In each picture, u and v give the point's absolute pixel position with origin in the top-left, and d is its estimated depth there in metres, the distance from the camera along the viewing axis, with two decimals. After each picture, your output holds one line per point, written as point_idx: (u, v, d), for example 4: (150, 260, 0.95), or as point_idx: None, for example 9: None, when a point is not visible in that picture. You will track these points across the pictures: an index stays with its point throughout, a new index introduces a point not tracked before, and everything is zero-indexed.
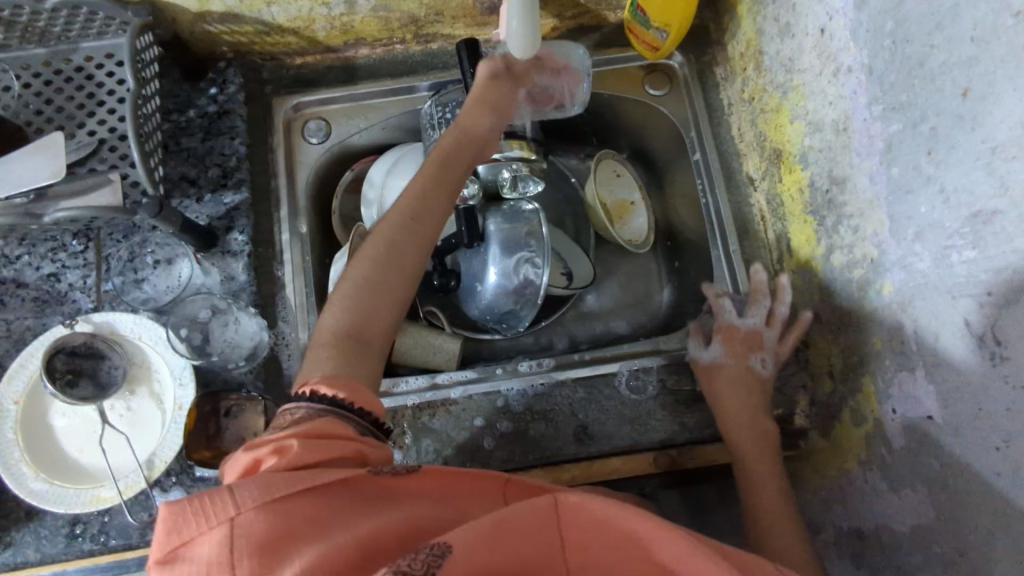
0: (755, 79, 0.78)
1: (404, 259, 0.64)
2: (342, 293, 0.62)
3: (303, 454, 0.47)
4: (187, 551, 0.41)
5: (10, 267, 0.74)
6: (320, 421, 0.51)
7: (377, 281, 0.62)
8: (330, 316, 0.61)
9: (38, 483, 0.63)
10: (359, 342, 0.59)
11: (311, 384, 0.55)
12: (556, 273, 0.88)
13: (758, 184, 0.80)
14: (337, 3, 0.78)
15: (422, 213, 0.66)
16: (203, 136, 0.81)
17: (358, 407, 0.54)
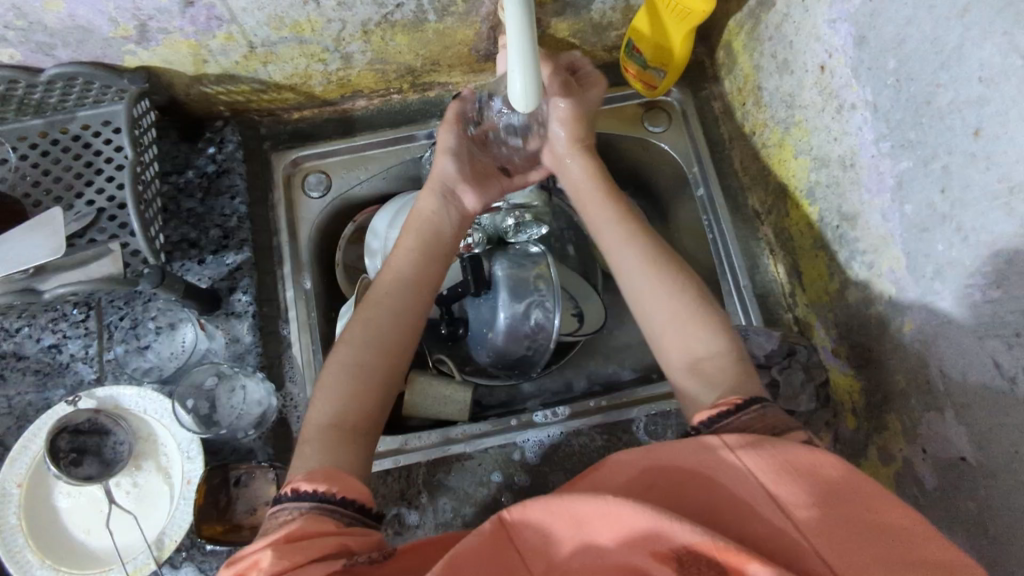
0: (756, 114, 0.77)
1: (388, 340, 0.63)
2: (327, 384, 0.61)
3: (281, 561, 0.46)
4: None
5: (9, 340, 0.73)
6: (299, 520, 0.49)
7: (363, 362, 0.62)
8: (317, 408, 0.60)
9: (43, 569, 0.61)
10: (349, 431, 0.58)
11: (292, 482, 0.52)
12: (568, 314, 0.86)
13: (765, 218, 0.79)
14: (333, 60, 0.78)
15: (408, 281, 0.67)
16: (203, 197, 0.80)
17: (346, 496, 0.52)
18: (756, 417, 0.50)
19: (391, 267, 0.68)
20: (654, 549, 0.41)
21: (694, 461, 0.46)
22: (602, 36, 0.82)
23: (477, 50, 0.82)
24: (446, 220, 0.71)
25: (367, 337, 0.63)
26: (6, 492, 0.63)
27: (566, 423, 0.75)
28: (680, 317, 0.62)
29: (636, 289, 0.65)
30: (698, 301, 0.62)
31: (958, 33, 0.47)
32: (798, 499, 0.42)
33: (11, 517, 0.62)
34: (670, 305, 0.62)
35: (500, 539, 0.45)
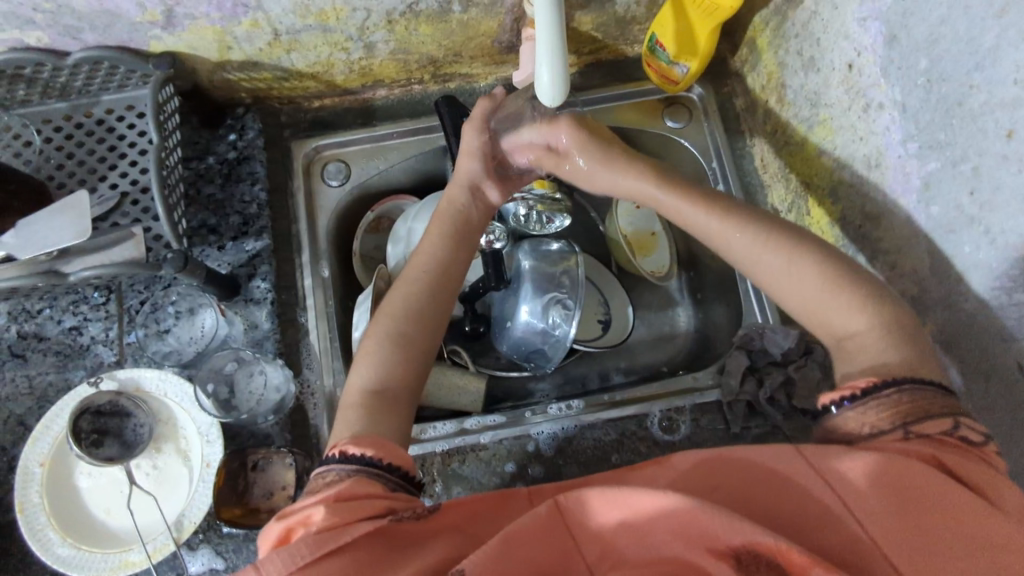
0: (779, 111, 0.77)
1: (427, 315, 0.64)
2: (368, 352, 0.61)
3: (329, 519, 0.47)
4: None
5: (31, 322, 0.74)
6: (348, 481, 0.49)
7: (403, 334, 0.62)
8: (358, 375, 0.61)
9: (64, 547, 0.61)
10: (392, 407, 0.59)
11: (341, 444, 0.53)
12: (593, 319, 0.89)
13: (785, 216, 0.79)
14: (356, 49, 0.78)
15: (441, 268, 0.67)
16: (223, 183, 0.81)
17: (390, 462, 0.52)
18: (890, 403, 0.49)
19: (423, 254, 0.68)
20: (711, 546, 0.42)
21: (762, 469, 0.48)
22: (625, 29, 0.82)
23: (500, 41, 0.81)
24: (474, 208, 0.72)
25: (405, 318, 0.63)
26: (29, 471, 0.63)
27: (580, 416, 0.76)
28: (823, 296, 0.57)
29: (782, 285, 0.60)
30: (830, 270, 0.58)
31: (994, 34, 0.47)
32: (869, 505, 0.43)
33: (34, 495, 0.63)
34: (805, 289, 0.58)
35: (553, 521, 0.47)
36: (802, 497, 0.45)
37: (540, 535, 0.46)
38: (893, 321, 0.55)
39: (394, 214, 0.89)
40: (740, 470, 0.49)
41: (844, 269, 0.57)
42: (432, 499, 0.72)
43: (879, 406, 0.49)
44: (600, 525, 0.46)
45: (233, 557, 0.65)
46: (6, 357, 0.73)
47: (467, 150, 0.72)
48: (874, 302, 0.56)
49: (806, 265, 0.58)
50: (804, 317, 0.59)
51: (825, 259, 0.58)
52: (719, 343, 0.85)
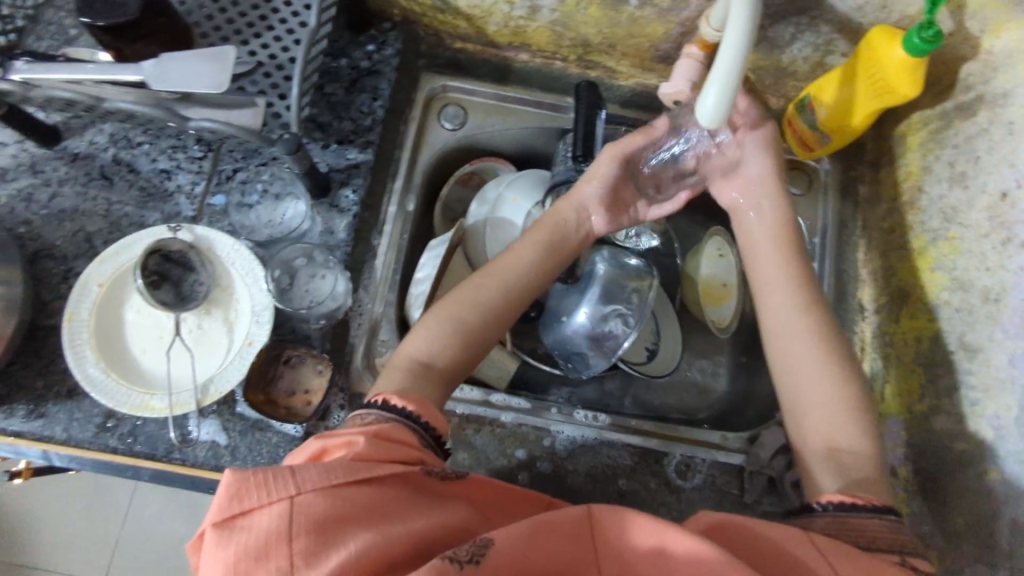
0: (904, 213, 0.75)
1: (496, 310, 0.66)
2: (427, 326, 0.64)
3: (365, 449, 0.49)
4: (245, 520, 0.42)
5: (129, 152, 0.76)
6: (387, 425, 0.52)
7: (467, 322, 0.64)
8: (410, 342, 0.63)
9: (95, 368, 0.63)
10: (436, 384, 0.61)
11: (383, 394, 0.56)
12: (641, 346, 0.88)
13: (870, 316, 0.77)
14: (521, 6, 0.78)
15: (525, 273, 0.68)
16: (347, 87, 0.81)
17: (427, 422, 0.54)
18: (889, 526, 0.51)
19: (515, 254, 0.69)
20: None
21: (772, 545, 0.47)
22: (780, 80, 0.81)
23: (657, 49, 0.80)
24: (579, 228, 0.72)
25: (476, 300, 0.65)
26: (87, 287, 0.65)
27: (603, 431, 0.76)
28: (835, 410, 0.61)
29: (797, 376, 0.64)
30: (852, 394, 0.61)
31: None
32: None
33: (83, 311, 0.64)
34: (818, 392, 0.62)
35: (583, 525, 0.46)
36: None
37: (568, 534, 0.45)
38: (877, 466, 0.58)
39: (487, 174, 0.89)
40: (745, 539, 0.48)
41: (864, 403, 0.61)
42: None
43: (881, 526, 0.51)
44: (625, 538, 0.45)
45: (236, 437, 0.66)
46: (94, 175, 0.75)
47: (597, 174, 0.72)
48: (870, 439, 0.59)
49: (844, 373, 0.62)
50: (804, 415, 0.62)
51: (855, 386, 0.62)
52: (755, 412, 0.85)
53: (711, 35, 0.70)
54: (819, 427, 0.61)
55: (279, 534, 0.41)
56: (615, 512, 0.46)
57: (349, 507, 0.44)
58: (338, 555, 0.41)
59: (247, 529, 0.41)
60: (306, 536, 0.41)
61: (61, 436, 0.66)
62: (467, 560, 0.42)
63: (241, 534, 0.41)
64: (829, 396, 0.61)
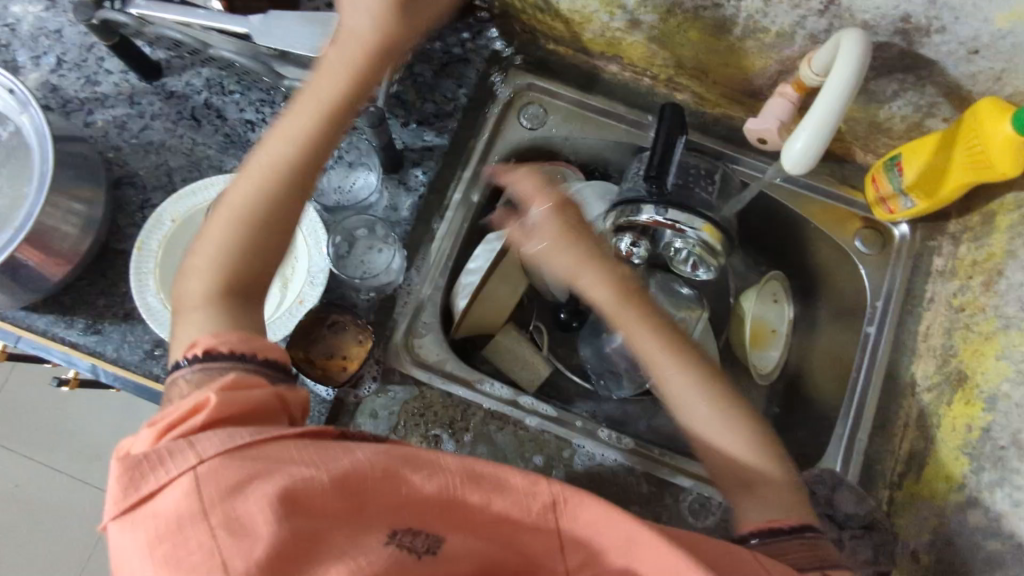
0: (978, 294, 0.72)
1: (282, 218, 0.57)
2: (207, 249, 0.56)
3: (217, 408, 0.45)
4: (149, 504, 0.39)
5: (220, 98, 0.79)
6: (229, 376, 0.49)
7: (247, 236, 0.56)
8: (197, 276, 0.56)
9: (156, 299, 0.66)
10: (238, 295, 0.56)
11: (195, 346, 0.52)
12: None
13: (921, 391, 0.75)
14: (621, 18, 0.78)
15: (289, 163, 0.57)
16: (436, 71, 0.82)
17: (260, 355, 0.52)
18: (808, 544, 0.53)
19: (271, 136, 0.58)
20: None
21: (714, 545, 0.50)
22: (872, 134, 0.78)
23: (749, 82, 0.79)
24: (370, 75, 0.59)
25: (246, 198, 0.57)
26: (161, 221, 0.68)
27: (625, 454, 0.75)
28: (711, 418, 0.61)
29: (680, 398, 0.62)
30: (710, 388, 0.61)
31: None
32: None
33: (153, 243, 0.68)
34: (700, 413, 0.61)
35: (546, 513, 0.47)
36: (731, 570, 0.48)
37: (528, 522, 0.46)
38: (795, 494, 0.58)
39: None
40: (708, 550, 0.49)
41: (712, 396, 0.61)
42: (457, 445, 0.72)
43: (800, 546, 0.53)
44: (588, 531, 0.47)
45: None
46: (184, 114, 0.78)
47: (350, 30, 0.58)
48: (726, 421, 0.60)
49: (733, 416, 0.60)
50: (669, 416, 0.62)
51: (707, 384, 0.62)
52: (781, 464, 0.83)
53: (810, 78, 0.68)
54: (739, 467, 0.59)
55: (185, 513, 0.39)
56: (583, 505, 0.47)
57: (264, 465, 0.41)
58: (268, 517, 0.39)
59: (154, 513, 0.39)
60: (220, 505, 0.39)
61: (112, 354, 0.69)
62: (423, 554, 0.44)
63: (149, 519, 0.39)
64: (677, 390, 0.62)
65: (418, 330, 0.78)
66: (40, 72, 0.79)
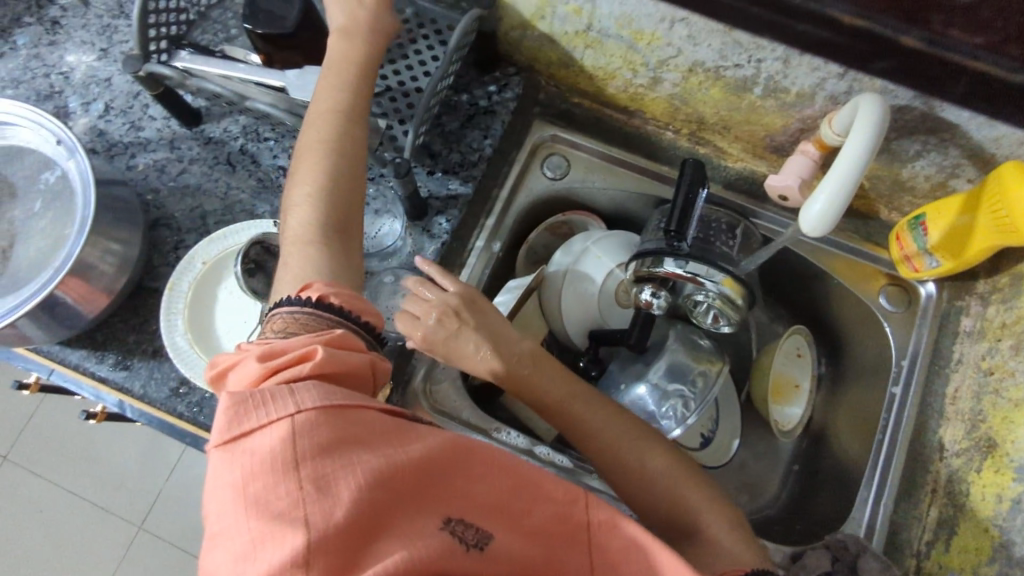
0: (1007, 357, 0.71)
1: (359, 158, 0.63)
2: (313, 188, 0.61)
3: (322, 362, 0.48)
4: (250, 442, 0.40)
5: (255, 144, 0.82)
6: (338, 333, 0.52)
7: (339, 179, 0.62)
8: (297, 217, 0.61)
9: (183, 338, 0.68)
10: (330, 237, 0.61)
11: (316, 290, 0.55)
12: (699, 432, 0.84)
13: (948, 456, 0.73)
14: (644, 75, 0.80)
15: (348, 107, 0.63)
16: (463, 122, 0.85)
17: (360, 318, 0.56)
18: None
19: (320, 96, 0.63)
20: None
21: None
22: (895, 192, 0.78)
23: (771, 138, 0.80)
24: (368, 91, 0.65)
25: (332, 146, 0.62)
26: (192, 262, 0.71)
27: None
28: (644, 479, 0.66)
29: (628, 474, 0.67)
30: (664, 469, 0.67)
31: None
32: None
33: (184, 283, 0.70)
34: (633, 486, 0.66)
35: (579, 531, 0.49)
36: None
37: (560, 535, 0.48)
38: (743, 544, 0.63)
39: (577, 227, 0.92)
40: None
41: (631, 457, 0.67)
42: None
43: None
44: (619, 555, 0.49)
45: None
46: (221, 160, 0.82)
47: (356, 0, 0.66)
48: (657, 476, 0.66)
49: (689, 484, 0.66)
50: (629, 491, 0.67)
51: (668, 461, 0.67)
52: (803, 524, 0.81)
53: (830, 138, 0.68)
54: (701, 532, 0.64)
55: (280, 457, 0.40)
56: (616, 533, 0.49)
57: (346, 427, 0.42)
58: (343, 480, 0.40)
59: (253, 452, 0.40)
60: (314, 460, 0.40)
61: (138, 391, 0.71)
62: (474, 546, 0.43)
63: (245, 456, 0.40)
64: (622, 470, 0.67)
65: (436, 375, 0.78)
66: (89, 118, 0.83)
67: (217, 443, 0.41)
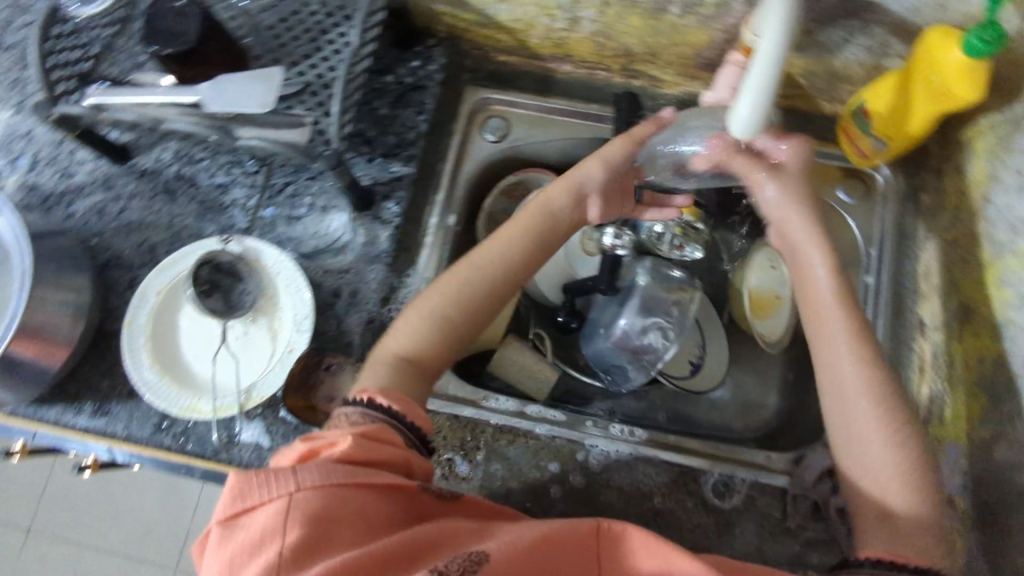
0: (968, 225, 0.71)
1: (470, 297, 0.65)
2: (413, 319, 0.64)
3: (356, 451, 0.52)
4: (249, 517, 0.47)
5: (190, 167, 0.81)
6: (375, 424, 0.55)
7: (446, 314, 0.64)
8: (392, 339, 0.64)
9: (151, 372, 0.69)
10: (385, 360, 0.62)
11: (367, 390, 0.58)
12: (685, 359, 0.87)
13: (929, 333, 0.73)
14: (561, 18, 0.78)
15: (516, 261, 0.67)
16: (393, 103, 0.84)
17: (409, 420, 0.57)
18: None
19: (503, 239, 0.68)
20: None
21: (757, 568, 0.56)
22: (834, 85, 0.77)
23: (701, 56, 0.79)
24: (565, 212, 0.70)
25: (460, 294, 0.65)
26: (146, 295, 0.71)
27: (638, 447, 0.75)
28: (877, 434, 0.57)
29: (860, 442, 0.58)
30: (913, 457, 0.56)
31: None
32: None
33: (142, 317, 0.71)
34: (861, 410, 0.58)
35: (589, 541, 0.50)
36: None
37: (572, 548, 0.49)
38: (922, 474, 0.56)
39: (532, 184, 0.90)
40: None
41: (907, 424, 0.57)
42: (471, 465, 0.73)
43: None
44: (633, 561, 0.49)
45: (278, 441, 0.69)
46: (159, 189, 0.80)
47: (599, 156, 0.70)
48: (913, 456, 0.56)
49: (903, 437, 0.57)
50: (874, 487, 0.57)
51: (913, 448, 0.56)
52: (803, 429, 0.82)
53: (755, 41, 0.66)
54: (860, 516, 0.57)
55: (272, 530, 0.46)
56: (627, 534, 0.50)
57: (351, 507, 0.49)
58: (337, 550, 0.47)
59: (249, 527, 0.47)
60: (298, 531, 0.46)
61: (122, 433, 0.71)
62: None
63: (242, 531, 0.47)
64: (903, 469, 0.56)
65: None
66: (17, 175, 0.81)
67: (221, 519, 0.48)
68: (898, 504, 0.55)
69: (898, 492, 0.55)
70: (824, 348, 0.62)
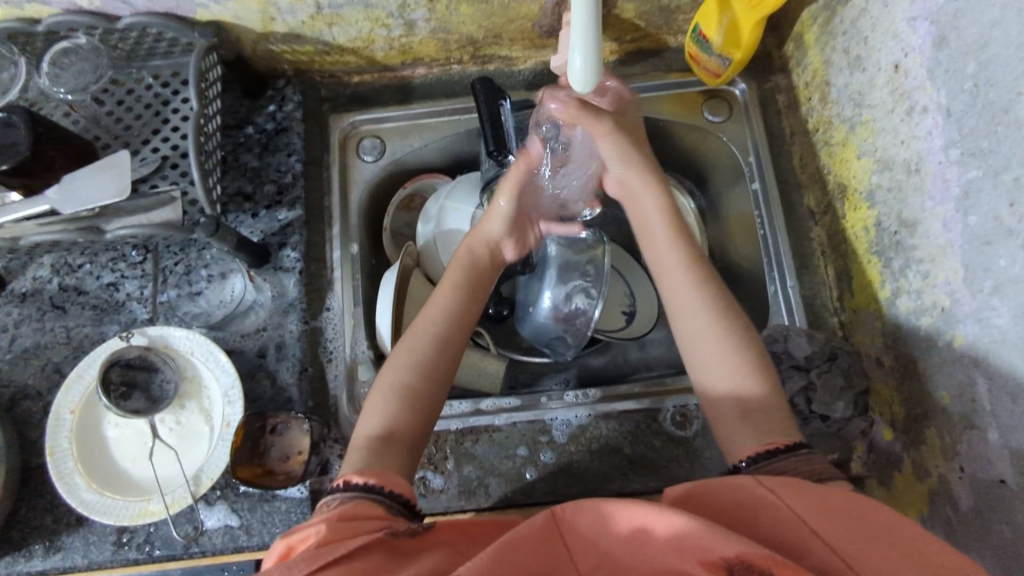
0: (821, 110, 0.76)
1: (437, 367, 0.63)
2: (379, 400, 0.61)
3: (329, 534, 0.49)
4: None
5: (71, 276, 0.77)
6: (348, 505, 0.53)
7: (410, 385, 0.62)
8: (366, 421, 0.61)
9: (89, 492, 0.66)
10: (371, 443, 0.59)
11: (345, 475, 0.56)
12: (618, 311, 0.89)
13: (820, 218, 0.78)
14: (397, 26, 0.79)
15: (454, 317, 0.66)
16: (260, 152, 0.82)
17: (393, 490, 0.55)
18: (806, 461, 0.53)
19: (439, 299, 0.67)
20: (703, 559, 0.42)
21: (738, 505, 0.49)
22: (669, 19, 0.80)
23: (539, 25, 0.81)
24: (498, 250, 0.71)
25: (416, 363, 0.63)
26: (61, 417, 0.68)
27: (596, 406, 0.76)
28: (714, 350, 0.60)
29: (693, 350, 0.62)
30: (752, 352, 0.60)
31: None
32: (829, 529, 0.44)
33: (63, 440, 0.68)
34: (699, 327, 0.61)
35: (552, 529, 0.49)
36: (777, 525, 0.46)
37: (538, 540, 0.48)
38: (764, 381, 0.59)
39: (426, 192, 0.90)
40: (716, 496, 0.50)
41: (740, 328, 0.61)
42: (444, 476, 0.73)
43: (800, 462, 0.53)
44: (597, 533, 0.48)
45: (248, 515, 0.69)
46: (46, 308, 0.76)
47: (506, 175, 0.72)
48: (753, 359, 0.59)
49: (734, 339, 0.60)
50: (715, 392, 0.59)
51: (746, 340, 0.60)
52: None
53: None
54: (718, 429, 0.59)
55: None
56: (582, 510, 0.50)
57: None
58: None
59: None
60: None
61: (83, 562, 0.68)
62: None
63: None
64: (719, 348, 0.60)
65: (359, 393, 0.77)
66: None
67: None
68: (755, 403, 0.58)
69: (744, 381, 0.59)
70: (666, 289, 0.65)
